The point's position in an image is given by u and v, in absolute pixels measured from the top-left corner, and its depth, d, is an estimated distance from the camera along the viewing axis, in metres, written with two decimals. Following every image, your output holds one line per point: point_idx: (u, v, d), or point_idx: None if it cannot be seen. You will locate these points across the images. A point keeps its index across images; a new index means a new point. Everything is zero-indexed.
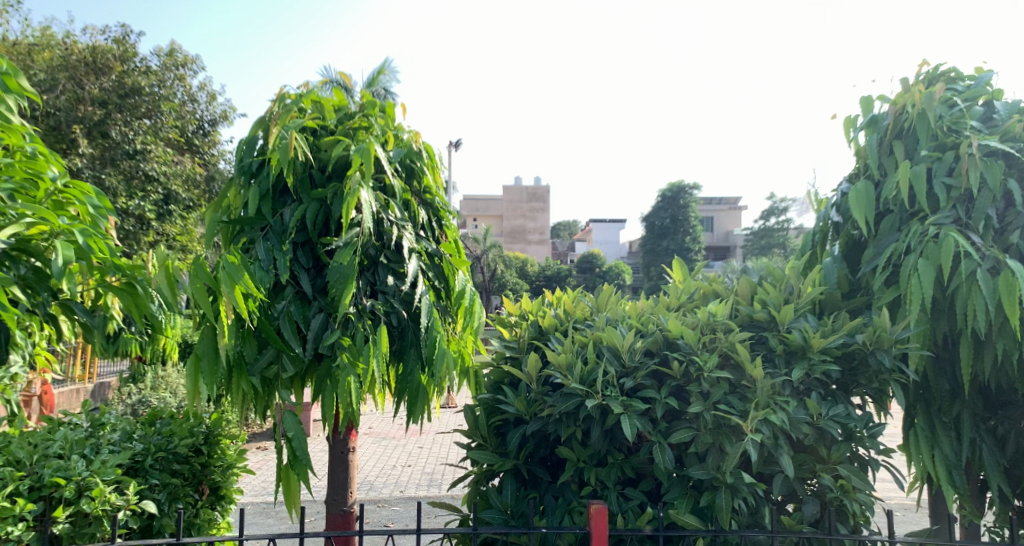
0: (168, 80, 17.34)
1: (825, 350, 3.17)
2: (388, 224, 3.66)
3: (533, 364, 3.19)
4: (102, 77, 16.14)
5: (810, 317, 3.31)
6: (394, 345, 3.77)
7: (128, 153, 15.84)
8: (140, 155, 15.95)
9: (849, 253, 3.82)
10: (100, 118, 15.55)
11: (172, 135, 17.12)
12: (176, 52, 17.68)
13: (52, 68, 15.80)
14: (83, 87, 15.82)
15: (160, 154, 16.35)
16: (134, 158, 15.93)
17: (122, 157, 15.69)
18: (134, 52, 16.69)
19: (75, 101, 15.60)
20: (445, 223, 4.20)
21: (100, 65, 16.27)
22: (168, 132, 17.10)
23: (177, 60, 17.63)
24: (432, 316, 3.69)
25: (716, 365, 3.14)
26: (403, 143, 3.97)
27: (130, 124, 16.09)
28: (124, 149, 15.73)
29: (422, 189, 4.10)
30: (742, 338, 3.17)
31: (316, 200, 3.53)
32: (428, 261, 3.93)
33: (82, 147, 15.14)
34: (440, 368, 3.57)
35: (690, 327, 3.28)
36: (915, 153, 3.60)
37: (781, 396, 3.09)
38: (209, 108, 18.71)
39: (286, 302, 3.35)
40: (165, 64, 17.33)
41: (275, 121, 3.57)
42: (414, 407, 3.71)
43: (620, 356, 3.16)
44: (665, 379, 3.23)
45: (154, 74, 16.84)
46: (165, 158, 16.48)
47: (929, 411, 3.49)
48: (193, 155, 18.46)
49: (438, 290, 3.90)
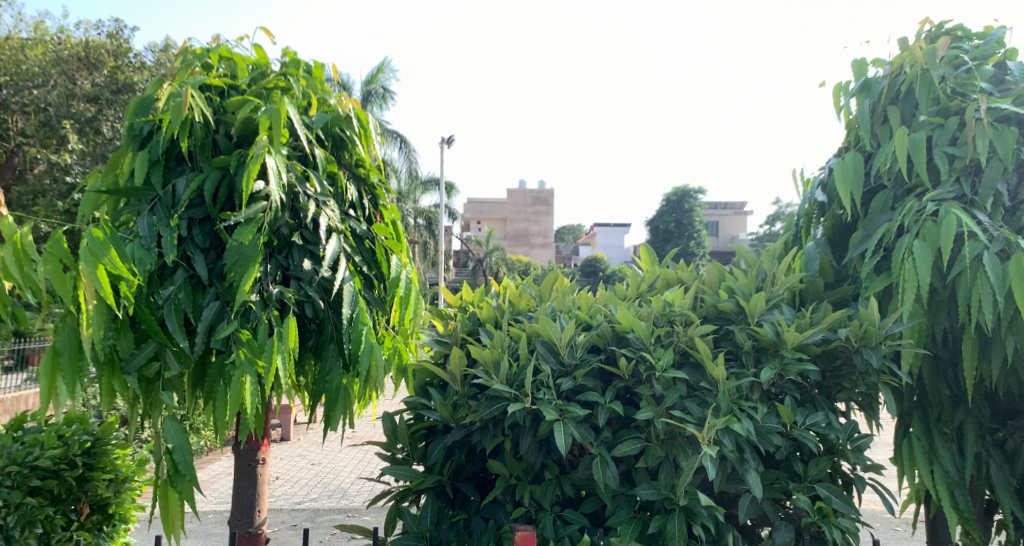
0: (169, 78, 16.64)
1: (801, 347, 2.69)
2: (305, 199, 3.18)
3: (455, 361, 2.68)
4: (96, 72, 15.41)
5: (785, 310, 2.84)
6: (310, 342, 3.23)
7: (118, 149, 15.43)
8: None
9: (835, 238, 3.35)
10: (87, 113, 15.09)
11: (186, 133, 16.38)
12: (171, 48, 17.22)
13: (44, 61, 15.33)
14: (76, 82, 15.27)
15: None
16: None
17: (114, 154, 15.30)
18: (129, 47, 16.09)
19: (69, 96, 15.13)
20: (381, 204, 3.72)
21: (94, 60, 15.45)
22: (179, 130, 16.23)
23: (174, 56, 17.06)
24: (360, 305, 3.21)
25: (671, 363, 2.67)
26: (328, 109, 3.50)
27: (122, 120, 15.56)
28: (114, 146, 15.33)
29: (354, 163, 3.64)
30: (703, 332, 2.70)
31: (217, 170, 3.06)
32: (357, 244, 3.45)
33: (68, 142, 14.75)
34: (366, 365, 3.07)
35: (643, 319, 2.81)
36: (913, 120, 3.11)
37: (747, 402, 2.62)
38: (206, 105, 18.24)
39: (173, 287, 2.85)
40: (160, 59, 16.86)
41: (173, 78, 3.10)
42: (331, 416, 3.10)
43: (557, 350, 2.65)
44: (612, 379, 2.75)
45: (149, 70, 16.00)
46: None
47: (926, 420, 2.99)
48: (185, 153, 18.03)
49: (371, 278, 3.42)
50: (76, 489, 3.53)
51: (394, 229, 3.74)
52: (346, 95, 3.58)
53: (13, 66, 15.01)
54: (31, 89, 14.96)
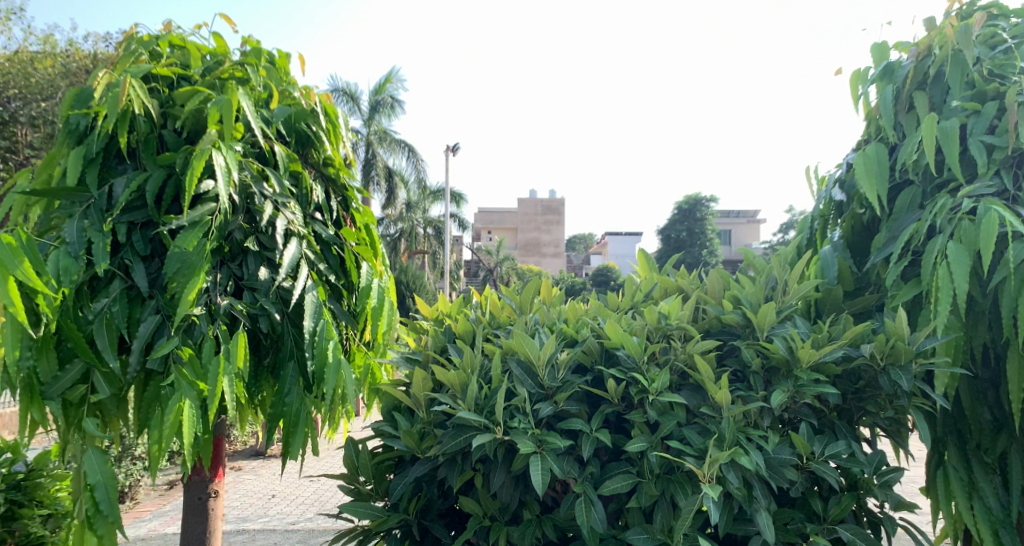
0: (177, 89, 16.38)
1: (818, 366, 2.33)
2: (263, 199, 2.85)
3: (420, 384, 2.33)
4: None
5: (799, 322, 2.48)
6: (267, 360, 2.89)
7: None
8: None
9: (855, 241, 2.98)
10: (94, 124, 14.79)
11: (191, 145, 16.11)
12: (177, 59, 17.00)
13: (53, 73, 14.95)
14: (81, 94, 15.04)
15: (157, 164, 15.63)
16: None
17: None
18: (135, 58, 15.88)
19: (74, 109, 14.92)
20: (352, 206, 3.39)
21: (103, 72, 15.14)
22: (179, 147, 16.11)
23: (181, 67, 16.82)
24: (325, 317, 2.88)
25: (668, 385, 2.32)
26: (292, 102, 3.17)
27: None
28: None
29: (321, 162, 3.33)
30: (705, 349, 2.35)
31: (162, 168, 2.73)
32: (324, 249, 3.12)
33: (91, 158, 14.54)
34: (333, 384, 2.74)
35: (636, 333, 2.46)
36: (943, 107, 2.75)
37: (756, 430, 2.27)
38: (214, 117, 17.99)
39: (107, 300, 2.52)
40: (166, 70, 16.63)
41: (113, 66, 2.77)
42: (290, 444, 2.72)
43: (536, 371, 2.30)
44: (599, 403, 2.40)
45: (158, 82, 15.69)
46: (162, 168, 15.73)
47: (964, 447, 2.62)
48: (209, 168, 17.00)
49: (340, 287, 3.09)
50: (1, 529, 3.29)
51: (366, 235, 3.41)
52: (311, 87, 3.26)
53: (21, 78, 14.54)
54: (35, 101, 14.72)
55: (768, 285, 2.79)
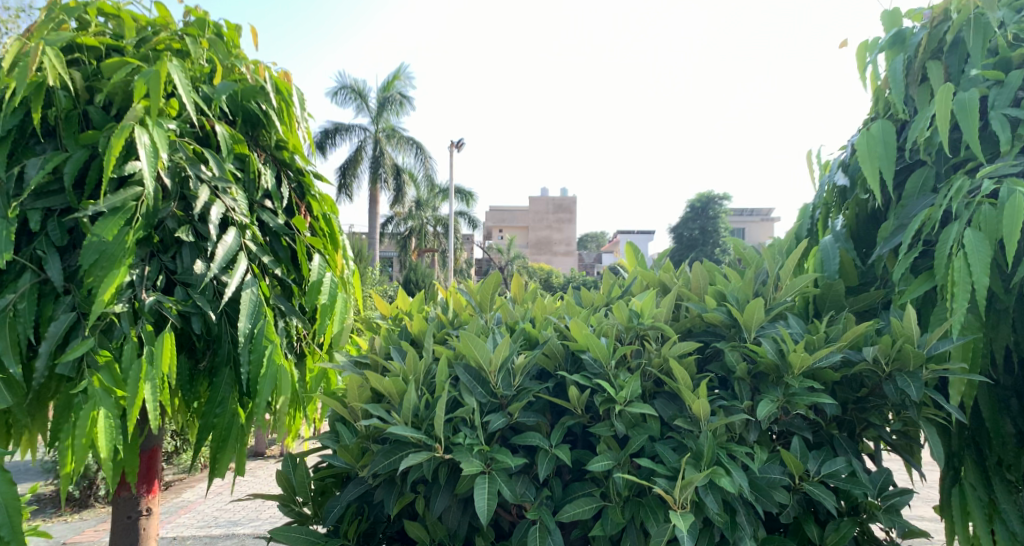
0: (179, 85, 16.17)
1: (811, 372, 2.05)
2: (198, 183, 2.58)
3: (357, 393, 2.02)
4: None
5: (792, 321, 2.18)
6: (203, 363, 2.64)
7: None
8: None
9: (860, 230, 2.67)
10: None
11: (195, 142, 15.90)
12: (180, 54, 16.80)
13: None
14: None
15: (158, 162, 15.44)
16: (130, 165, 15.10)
17: None
18: None
19: None
20: (309, 193, 3.11)
21: None
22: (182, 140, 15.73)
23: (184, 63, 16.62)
24: (266, 315, 2.62)
25: (639, 394, 2.02)
26: (239, 78, 2.89)
27: None
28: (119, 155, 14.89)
29: (273, 145, 3.05)
30: (683, 352, 2.05)
31: (84, 148, 2.44)
32: (272, 240, 2.85)
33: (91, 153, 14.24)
34: (267, 395, 2.49)
35: (606, 334, 2.16)
36: (961, 78, 2.42)
37: (740, 446, 1.96)
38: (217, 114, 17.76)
39: (13, 296, 2.25)
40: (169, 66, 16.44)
41: (31, 33, 2.48)
42: (218, 459, 2.52)
43: (488, 375, 2.00)
44: (562, 413, 2.11)
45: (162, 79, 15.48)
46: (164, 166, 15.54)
47: (983, 463, 2.30)
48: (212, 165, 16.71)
49: (288, 281, 2.83)
50: None
51: (324, 224, 3.13)
52: (262, 61, 2.97)
53: None
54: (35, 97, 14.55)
55: (759, 278, 2.48)
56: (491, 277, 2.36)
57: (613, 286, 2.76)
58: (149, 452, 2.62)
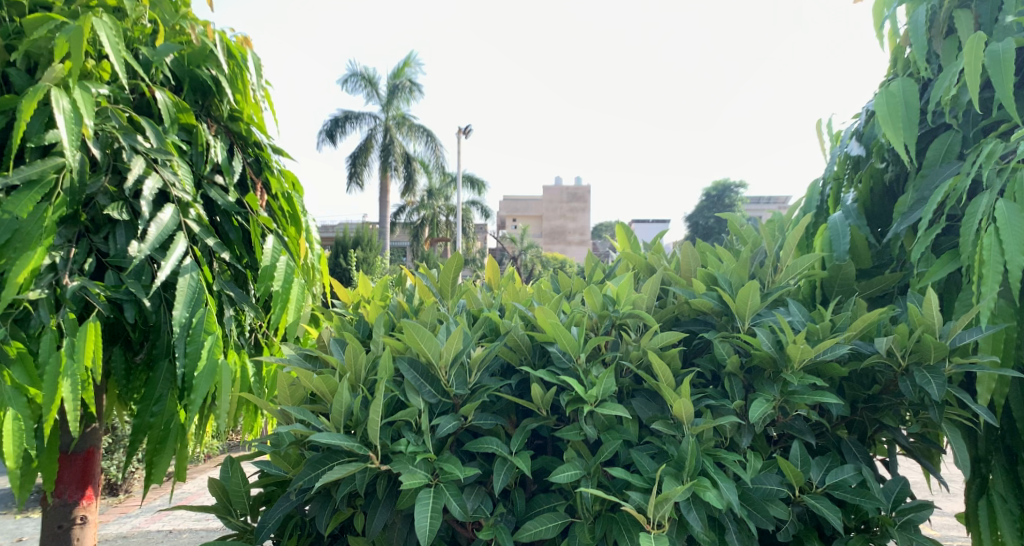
0: None
1: (814, 366, 1.76)
2: (132, 155, 2.33)
3: (292, 395, 1.72)
4: None
5: (793, 308, 1.90)
6: (141, 357, 2.41)
7: None
8: None
9: (874, 206, 2.37)
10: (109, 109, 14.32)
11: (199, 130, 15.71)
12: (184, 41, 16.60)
13: None
14: None
15: None
16: None
17: None
18: None
19: None
20: (268, 169, 2.87)
21: None
22: None
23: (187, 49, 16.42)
24: (207, 303, 2.39)
25: (614, 392, 1.75)
26: (186, 41, 2.62)
27: None
28: None
29: (226, 116, 2.81)
30: (664, 343, 1.77)
31: (1, 115, 2.19)
32: (221, 221, 2.60)
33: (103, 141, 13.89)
34: (204, 392, 2.26)
35: (579, 322, 1.89)
36: (993, 28, 2.11)
37: (729, 453, 1.69)
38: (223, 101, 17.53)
39: None
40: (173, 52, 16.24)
41: None
42: (155, 465, 2.27)
43: (436, 374, 1.72)
44: (526, 414, 1.84)
45: None
46: None
47: (1014, 470, 2.01)
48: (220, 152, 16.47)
49: (239, 265, 2.59)
50: None
51: (284, 204, 2.91)
52: (213, 23, 2.71)
53: None
54: None
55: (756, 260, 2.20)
56: (451, 259, 2.09)
57: (597, 270, 2.48)
58: (85, 454, 2.38)
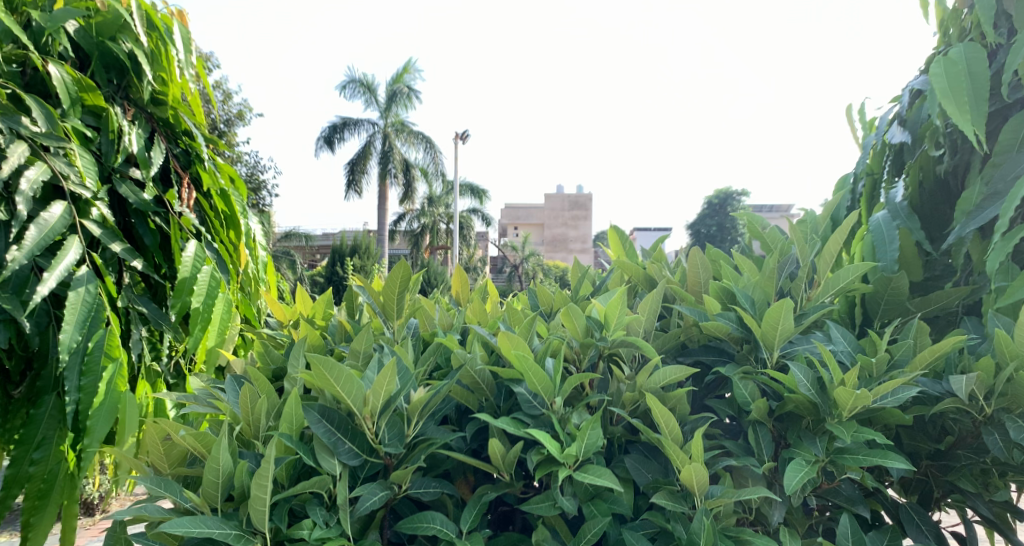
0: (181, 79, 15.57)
1: (868, 413, 1.31)
2: (13, 140, 1.89)
3: (171, 457, 1.24)
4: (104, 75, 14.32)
5: (834, 335, 1.45)
6: (21, 391, 1.95)
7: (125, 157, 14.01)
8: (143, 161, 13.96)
9: (925, 204, 1.92)
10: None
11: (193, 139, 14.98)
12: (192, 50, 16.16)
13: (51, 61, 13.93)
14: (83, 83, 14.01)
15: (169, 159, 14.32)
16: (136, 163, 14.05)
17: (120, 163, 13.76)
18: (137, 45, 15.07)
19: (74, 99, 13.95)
20: (199, 163, 2.44)
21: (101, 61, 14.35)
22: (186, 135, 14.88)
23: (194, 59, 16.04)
24: (109, 322, 1.93)
25: (600, 449, 1.30)
26: (95, 7, 2.19)
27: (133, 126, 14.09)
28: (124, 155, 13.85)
29: (148, 100, 2.38)
30: (670, 377, 1.35)
31: None
32: (134, 222, 2.17)
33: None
34: (101, 435, 1.77)
35: (555, 353, 1.45)
36: None
37: (757, 534, 1.24)
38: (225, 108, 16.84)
39: None
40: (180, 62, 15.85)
41: None
42: (32, 527, 1.78)
43: (360, 427, 1.27)
44: (485, 475, 1.39)
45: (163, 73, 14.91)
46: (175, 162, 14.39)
47: None
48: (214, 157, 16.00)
49: (154, 275, 2.15)
50: None
51: (220, 202, 2.49)
52: None
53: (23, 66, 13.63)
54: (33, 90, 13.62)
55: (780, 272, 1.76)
56: (395, 268, 1.65)
57: (585, 284, 2.03)
58: None
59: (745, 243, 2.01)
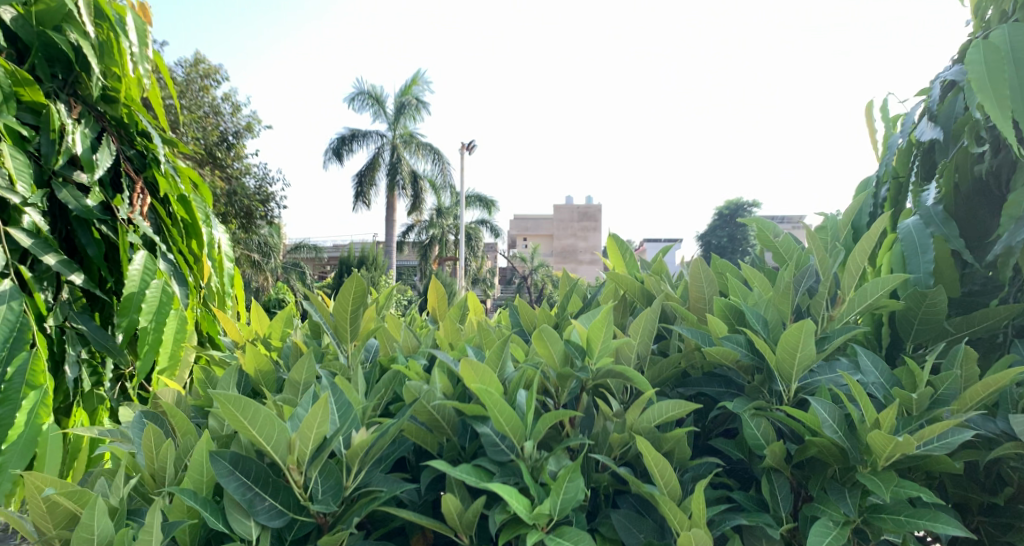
0: (188, 91, 15.48)
1: (909, 462, 1.07)
2: None
3: (56, 517, 1.00)
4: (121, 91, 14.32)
5: (863, 362, 1.21)
6: None
7: None
8: None
9: (961, 209, 1.69)
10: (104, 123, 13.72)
11: (200, 151, 14.87)
12: (200, 63, 16.10)
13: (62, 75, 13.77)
14: None
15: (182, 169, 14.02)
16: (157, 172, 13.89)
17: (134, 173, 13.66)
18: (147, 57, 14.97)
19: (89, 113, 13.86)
20: (155, 166, 2.23)
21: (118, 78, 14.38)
22: (193, 146, 14.79)
23: (201, 71, 15.95)
24: (36, 343, 1.71)
25: (579, 507, 1.07)
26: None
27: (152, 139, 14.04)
28: None
29: (98, 97, 2.17)
30: (670, 410, 1.13)
31: None
32: (76, 230, 1.96)
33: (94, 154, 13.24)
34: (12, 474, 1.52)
35: (530, 385, 1.22)
36: None
37: None
38: (233, 118, 16.62)
39: None
40: (188, 74, 15.76)
41: None
42: None
43: (286, 477, 1.04)
44: (443, 533, 1.16)
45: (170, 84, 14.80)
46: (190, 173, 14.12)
47: None
48: (220, 169, 15.87)
49: (97, 290, 1.94)
50: None
51: (180, 209, 2.28)
52: None
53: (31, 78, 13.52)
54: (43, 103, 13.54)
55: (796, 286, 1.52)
56: (348, 282, 1.43)
57: (574, 299, 1.80)
58: None
59: (757, 253, 1.77)
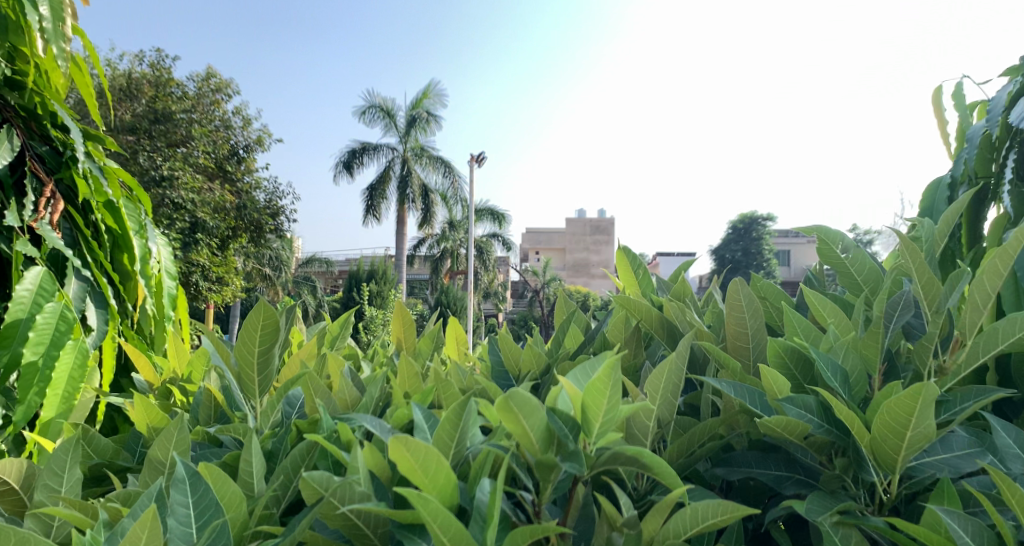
0: (197, 103, 15.26)
1: None
2: None
3: None
4: (130, 103, 14.14)
5: (1000, 441, 0.80)
6: None
7: (155, 180, 13.49)
8: (167, 183, 13.52)
9: None
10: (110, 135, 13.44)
11: (207, 163, 14.62)
12: (209, 75, 15.89)
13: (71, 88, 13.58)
14: (113, 113, 13.83)
15: (188, 181, 13.78)
16: (161, 185, 13.46)
17: (150, 186, 13.41)
18: (155, 69, 14.76)
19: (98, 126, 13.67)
20: (74, 166, 1.85)
21: (128, 90, 14.22)
22: (200, 159, 14.55)
23: (210, 83, 15.74)
24: None
25: None
26: None
27: (158, 152, 13.74)
28: (151, 177, 13.38)
29: (3, 82, 1.80)
30: (715, 519, 0.73)
31: None
32: None
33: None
34: None
35: (493, 472, 0.81)
36: None
37: None
38: (244, 133, 16.25)
39: None
40: (197, 86, 15.56)
41: None
42: None
43: None
44: None
45: (177, 96, 14.58)
46: (195, 186, 13.87)
47: None
48: (228, 182, 15.56)
49: None
50: None
51: (109, 218, 1.91)
52: None
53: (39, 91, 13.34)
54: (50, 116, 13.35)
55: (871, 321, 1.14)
56: (251, 313, 1.00)
57: (572, 332, 1.40)
58: None
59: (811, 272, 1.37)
